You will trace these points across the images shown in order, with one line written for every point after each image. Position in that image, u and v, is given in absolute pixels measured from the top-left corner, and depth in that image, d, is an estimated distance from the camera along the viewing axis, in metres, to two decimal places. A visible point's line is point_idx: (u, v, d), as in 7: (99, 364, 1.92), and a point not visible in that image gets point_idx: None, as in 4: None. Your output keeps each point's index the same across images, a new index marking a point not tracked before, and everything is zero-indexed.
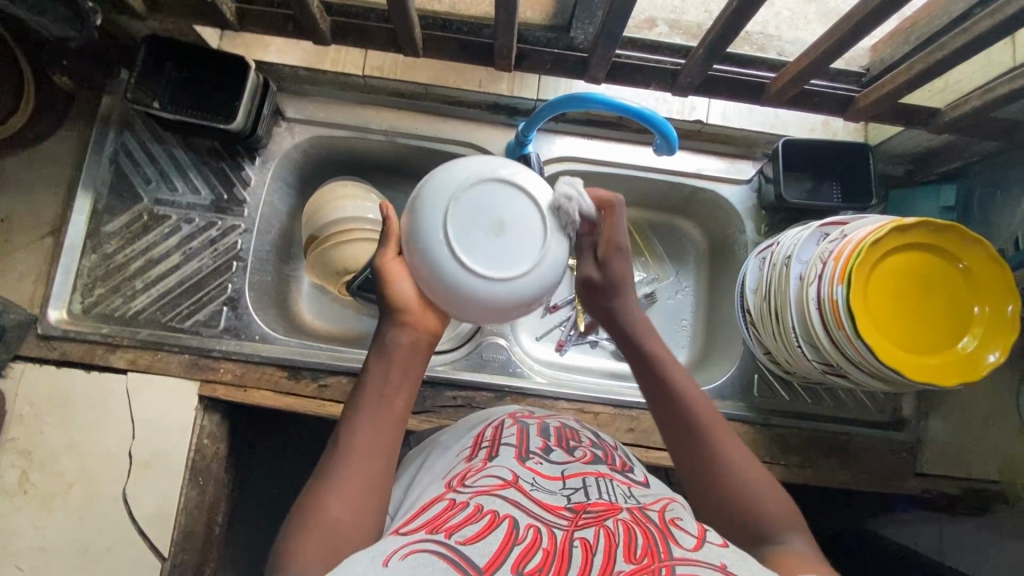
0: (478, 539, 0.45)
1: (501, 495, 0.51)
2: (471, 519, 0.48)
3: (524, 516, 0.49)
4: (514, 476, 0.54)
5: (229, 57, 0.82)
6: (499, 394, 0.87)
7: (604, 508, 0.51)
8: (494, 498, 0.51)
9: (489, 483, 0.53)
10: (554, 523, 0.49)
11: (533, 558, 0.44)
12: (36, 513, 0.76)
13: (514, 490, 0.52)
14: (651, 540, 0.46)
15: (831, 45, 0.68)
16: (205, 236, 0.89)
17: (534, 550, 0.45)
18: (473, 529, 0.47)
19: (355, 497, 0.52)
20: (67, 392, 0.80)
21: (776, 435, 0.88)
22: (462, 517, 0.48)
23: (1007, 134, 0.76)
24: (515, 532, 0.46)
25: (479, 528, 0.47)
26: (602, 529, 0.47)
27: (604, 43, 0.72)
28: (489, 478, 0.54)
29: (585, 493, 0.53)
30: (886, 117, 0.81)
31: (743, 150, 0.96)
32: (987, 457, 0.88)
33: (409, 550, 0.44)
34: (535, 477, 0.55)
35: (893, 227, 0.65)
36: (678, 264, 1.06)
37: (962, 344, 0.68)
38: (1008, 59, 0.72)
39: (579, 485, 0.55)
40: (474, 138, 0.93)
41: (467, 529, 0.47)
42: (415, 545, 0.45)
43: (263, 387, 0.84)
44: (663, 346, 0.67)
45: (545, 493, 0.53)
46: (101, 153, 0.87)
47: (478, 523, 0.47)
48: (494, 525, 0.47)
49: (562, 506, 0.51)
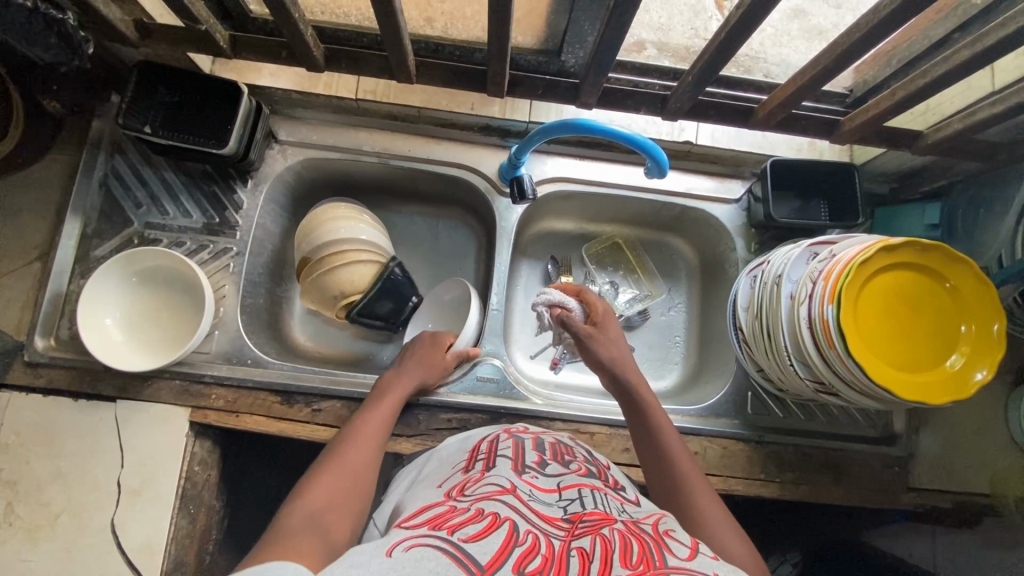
0: (480, 537, 0.45)
1: (501, 500, 0.51)
2: (472, 519, 0.48)
3: (524, 521, 0.48)
4: (512, 485, 0.54)
5: (222, 82, 0.82)
6: (495, 415, 0.86)
7: (600, 518, 0.51)
8: (495, 502, 0.51)
9: (489, 490, 0.53)
10: (551, 532, 0.48)
11: (533, 560, 0.43)
12: (22, 546, 0.75)
13: (513, 496, 0.52)
14: (646, 549, 0.46)
15: (816, 73, 0.70)
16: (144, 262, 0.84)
17: (534, 553, 0.44)
18: (476, 527, 0.46)
19: (348, 491, 0.61)
20: (53, 420, 0.79)
21: (770, 453, 0.89)
22: (463, 518, 0.48)
23: (989, 155, 0.77)
24: (515, 535, 0.46)
25: (481, 528, 0.46)
26: (598, 537, 0.47)
27: (596, 70, 0.73)
28: (489, 486, 0.54)
29: (581, 504, 0.54)
30: (871, 140, 0.82)
31: (731, 169, 0.97)
32: (976, 470, 0.89)
33: (412, 543, 0.44)
34: (532, 489, 0.55)
35: (881, 247, 0.66)
36: (670, 282, 1.07)
37: (949, 361, 0.69)
38: (988, 84, 0.74)
39: (575, 497, 0.55)
40: (467, 159, 0.94)
41: (468, 527, 0.46)
42: (418, 539, 0.44)
43: (256, 413, 0.83)
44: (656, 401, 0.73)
45: (542, 503, 0.53)
46: (90, 177, 0.87)
47: (479, 523, 0.47)
48: (495, 525, 0.47)
49: (558, 517, 0.51)
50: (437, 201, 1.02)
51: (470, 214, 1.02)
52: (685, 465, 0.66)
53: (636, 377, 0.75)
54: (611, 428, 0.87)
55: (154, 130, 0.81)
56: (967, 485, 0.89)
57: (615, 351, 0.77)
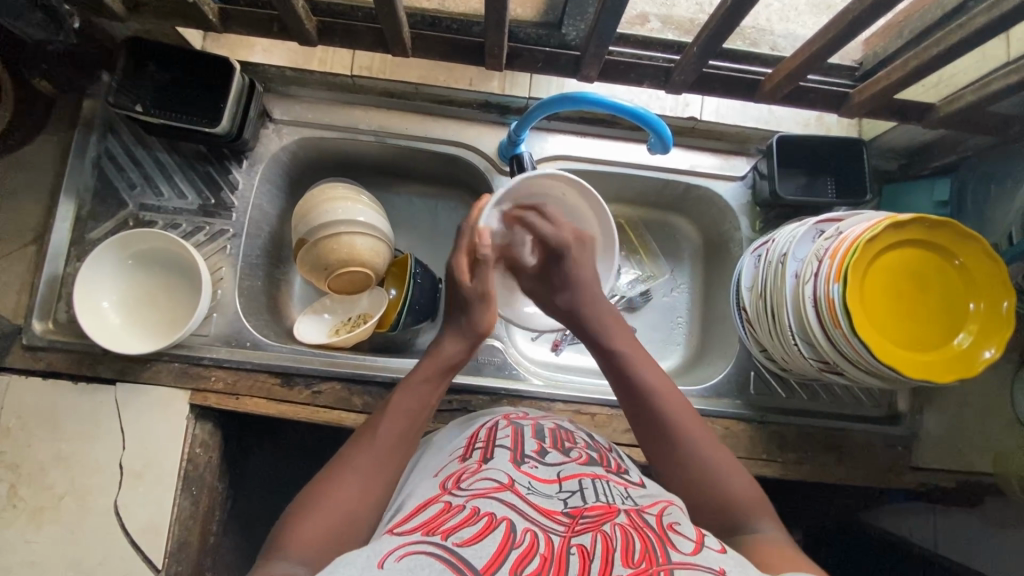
0: (475, 541, 0.45)
1: (497, 498, 0.51)
2: (468, 521, 0.47)
3: (521, 519, 0.48)
4: (510, 480, 0.54)
5: (213, 58, 0.80)
6: (496, 397, 0.86)
7: (602, 512, 0.50)
8: (491, 500, 0.50)
9: (485, 486, 0.53)
10: (551, 528, 0.48)
11: (531, 563, 0.43)
12: (26, 528, 0.75)
13: (511, 493, 0.52)
14: (649, 544, 0.46)
15: (825, 43, 0.67)
16: (134, 234, 0.81)
17: (532, 555, 0.44)
18: (471, 531, 0.46)
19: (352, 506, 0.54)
20: (53, 404, 0.79)
21: (773, 432, 0.88)
22: (458, 520, 0.48)
23: (1001, 129, 0.75)
24: (513, 536, 0.46)
25: (476, 531, 0.46)
26: (600, 535, 0.46)
27: (598, 42, 0.71)
28: (485, 481, 0.53)
29: (581, 497, 0.53)
30: (880, 114, 0.80)
31: (736, 146, 0.95)
32: (980, 449, 0.89)
33: (404, 552, 0.43)
34: (531, 481, 0.55)
35: (889, 224, 0.65)
36: (673, 261, 1.05)
37: (957, 340, 0.68)
38: (1002, 54, 0.72)
39: (575, 488, 0.55)
40: (464, 137, 0.92)
41: (463, 531, 0.46)
42: (411, 547, 0.44)
43: (256, 395, 0.83)
44: (633, 346, 0.69)
45: (542, 496, 0.53)
46: (84, 157, 0.85)
47: (474, 526, 0.47)
48: (491, 528, 0.46)
49: (558, 510, 0.51)
50: (436, 181, 1.00)
51: (469, 193, 1.00)
52: (673, 408, 0.63)
53: (605, 322, 0.71)
54: (613, 409, 0.86)
55: (147, 110, 0.80)
56: (970, 465, 0.89)
57: (582, 296, 0.73)
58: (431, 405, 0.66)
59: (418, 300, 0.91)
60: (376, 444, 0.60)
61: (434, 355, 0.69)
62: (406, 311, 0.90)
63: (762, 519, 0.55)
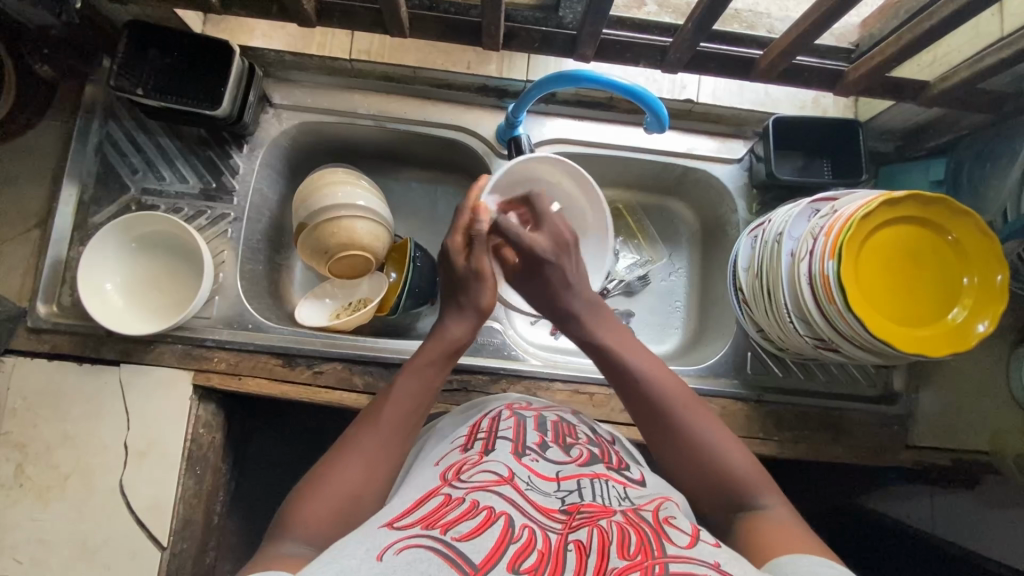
0: (473, 535, 0.45)
1: (497, 492, 0.52)
2: (467, 515, 0.48)
3: (520, 515, 0.49)
4: (510, 473, 0.55)
5: (213, 42, 0.80)
6: (495, 377, 0.87)
7: (598, 510, 0.51)
8: (490, 494, 0.51)
9: (486, 478, 0.54)
10: (548, 525, 0.49)
11: (528, 557, 0.44)
12: (33, 506, 0.76)
13: (510, 487, 0.53)
14: (644, 539, 0.46)
15: (818, 17, 0.67)
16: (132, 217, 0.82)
17: (530, 550, 0.45)
18: (469, 524, 0.47)
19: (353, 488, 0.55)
20: (58, 384, 0.80)
21: (770, 412, 0.89)
22: (458, 513, 0.48)
23: (995, 106, 0.76)
24: (510, 531, 0.46)
25: (475, 524, 0.47)
26: (596, 530, 0.47)
27: (592, 20, 0.72)
28: (486, 474, 0.55)
29: (579, 495, 0.54)
30: (875, 92, 0.80)
31: (733, 129, 0.96)
32: (976, 427, 0.90)
33: (403, 545, 0.44)
34: (530, 477, 0.56)
35: (883, 201, 0.65)
36: (670, 245, 1.06)
37: (951, 315, 0.69)
38: (995, 30, 0.72)
39: (574, 488, 0.55)
40: (463, 120, 0.92)
41: (462, 525, 0.47)
42: (409, 540, 0.45)
43: (258, 375, 0.84)
44: (619, 335, 0.67)
45: (540, 494, 0.54)
46: (86, 142, 0.86)
47: (474, 519, 0.47)
48: (489, 521, 0.47)
49: (555, 509, 0.52)
50: (435, 166, 1.01)
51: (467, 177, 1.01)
52: (668, 391, 0.62)
53: (590, 315, 0.68)
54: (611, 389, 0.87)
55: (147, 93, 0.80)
56: (966, 443, 0.90)
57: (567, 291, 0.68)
58: (434, 388, 0.65)
59: (417, 284, 0.91)
60: (377, 426, 0.60)
61: (439, 336, 0.67)
62: (406, 294, 0.90)
63: (768, 495, 0.56)
